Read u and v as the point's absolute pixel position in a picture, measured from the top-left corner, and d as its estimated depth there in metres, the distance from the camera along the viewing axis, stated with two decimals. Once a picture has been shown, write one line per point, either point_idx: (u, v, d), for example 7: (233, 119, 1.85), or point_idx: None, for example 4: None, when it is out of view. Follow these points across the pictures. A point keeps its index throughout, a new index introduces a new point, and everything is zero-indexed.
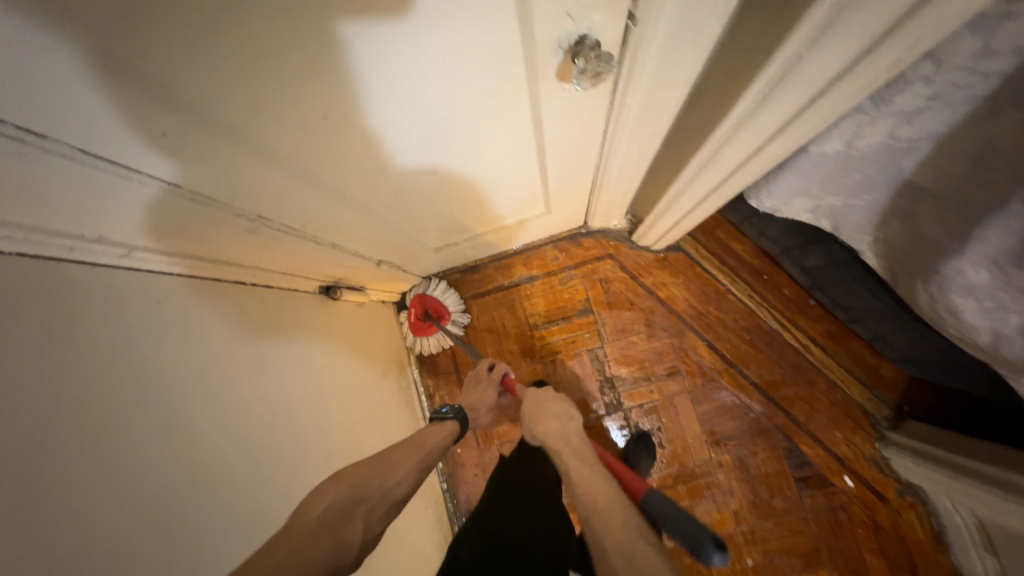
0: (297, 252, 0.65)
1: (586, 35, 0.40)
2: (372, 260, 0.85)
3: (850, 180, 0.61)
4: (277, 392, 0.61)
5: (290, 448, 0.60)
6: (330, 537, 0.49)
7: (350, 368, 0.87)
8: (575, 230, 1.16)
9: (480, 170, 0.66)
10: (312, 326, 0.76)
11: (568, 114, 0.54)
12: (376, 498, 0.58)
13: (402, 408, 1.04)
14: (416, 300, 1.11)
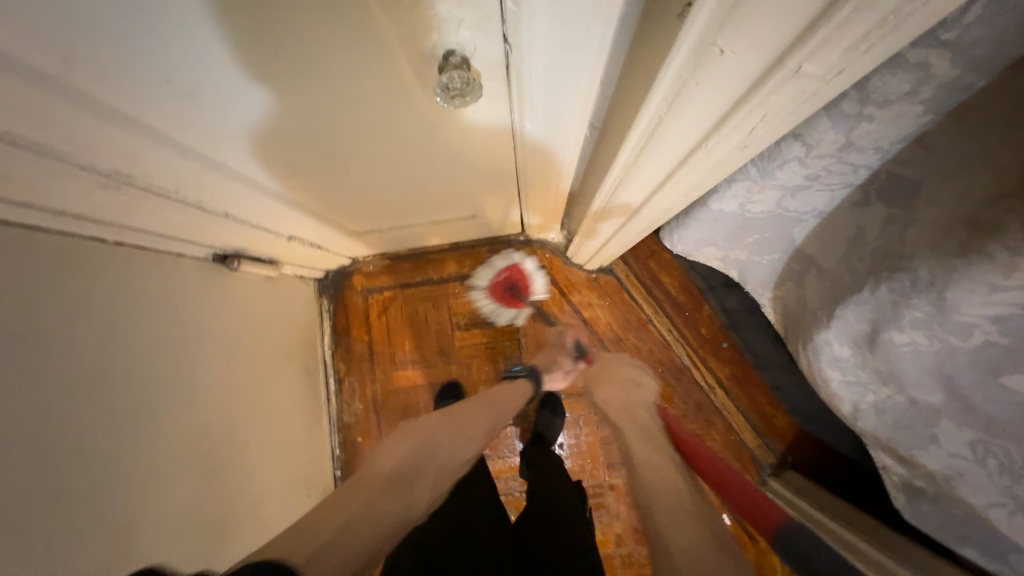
0: (175, 217, 0.60)
1: (453, 50, 0.37)
2: (281, 234, 0.80)
3: (751, 240, 0.62)
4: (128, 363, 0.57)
5: (127, 429, 0.56)
6: (400, 491, 0.58)
7: (241, 343, 0.82)
8: (513, 236, 1.14)
9: (391, 163, 0.62)
10: (196, 297, 0.71)
11: (473, 123, 0.51)
12: (440, 462, 0.68)
13: (301, 390, 1.01)
14: (512, 267, 1.11)
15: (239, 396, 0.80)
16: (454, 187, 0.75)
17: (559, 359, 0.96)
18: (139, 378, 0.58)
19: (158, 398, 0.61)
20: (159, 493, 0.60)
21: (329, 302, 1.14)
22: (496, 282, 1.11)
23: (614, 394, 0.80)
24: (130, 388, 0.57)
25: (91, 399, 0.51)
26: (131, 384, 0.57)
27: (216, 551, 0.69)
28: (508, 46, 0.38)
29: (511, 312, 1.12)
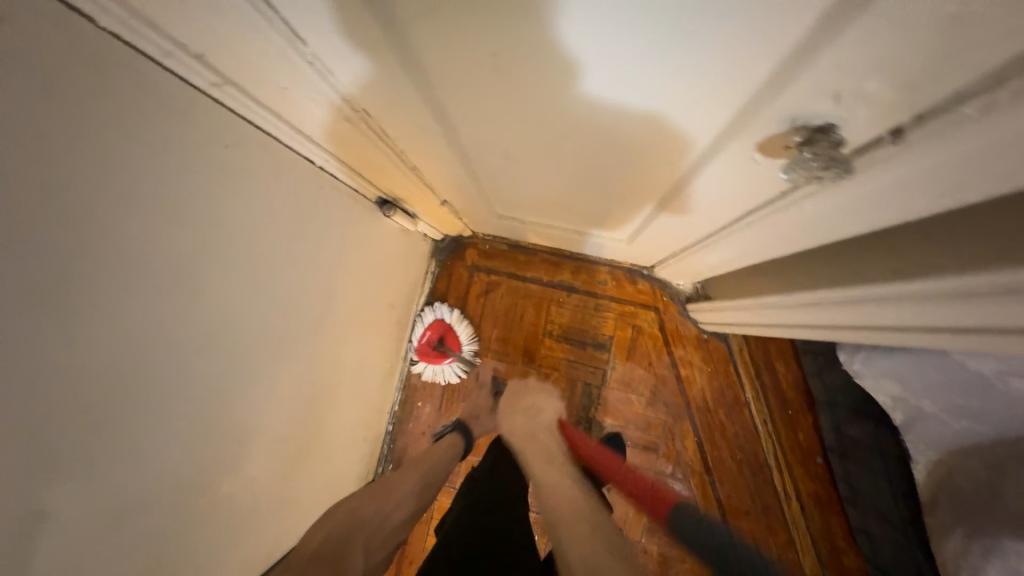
0: (376, 160, 0.60)
1: (835, 127, 0.31)
2: (439, 198, 0.80)
3: (962, 401, 0.58)
4: (286, 280, 0.59)
5: (269, 339, 0.58)
6: (337, 556, 0.52)
7: (363, 286, 0.82)
8: (637, 267, 1.09)
9: (596, 181, 0.58)
10: (347, 233, 0.72)
11: (729, 183, 0.46)
12: (374, 528, 0.60)
13: (390, 342, 1.02)
14: (431, 326, 1.08)
15: (347, 335, 0.81)
16: (632, 214, 0.71)
17: (484, 402, 0.94)
18: (283, 298, 0.59)
19: (296, 320, 0.63)
20: (266, 411, 0.62)
21: (436, 265, 1.15)
22: (423, 346, 1.06)
23: (520, 420, 0.77)
24: (273, 306, 0.58)
25: (245, 308, 0.52)
26: (280, 300, 0.58)
27: (291, 474, 0.71)
28: (883, 137, 0.31)
29: (444, 370, 1.06)
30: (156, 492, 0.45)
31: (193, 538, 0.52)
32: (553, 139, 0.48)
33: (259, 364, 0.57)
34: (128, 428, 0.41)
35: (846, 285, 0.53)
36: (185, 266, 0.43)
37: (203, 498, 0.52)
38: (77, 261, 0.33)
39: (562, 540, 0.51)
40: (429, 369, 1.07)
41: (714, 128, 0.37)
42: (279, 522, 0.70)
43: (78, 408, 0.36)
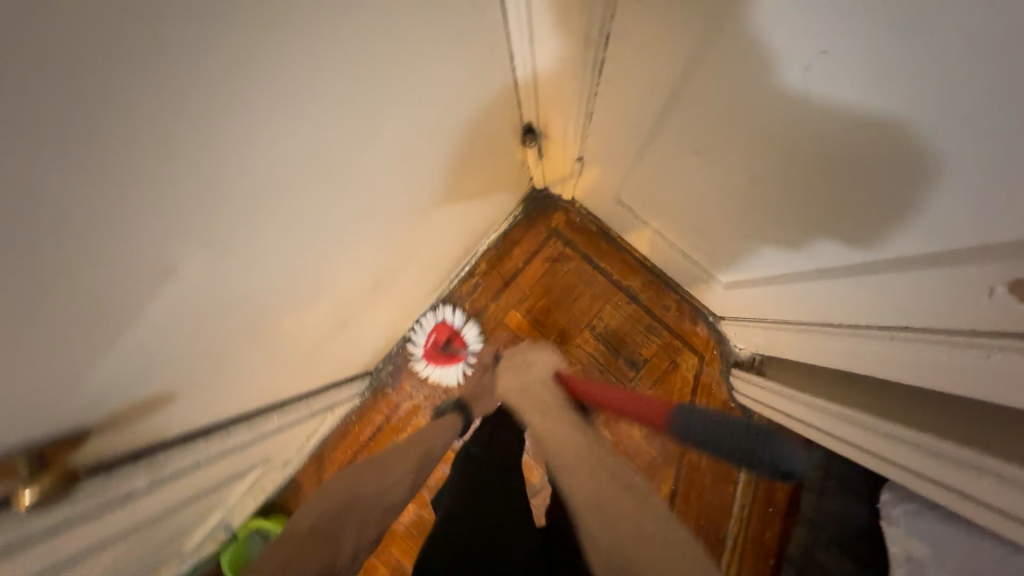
0: (571, 83, 0.58)
1: None
2: (580, 151, 0.77)
3: None
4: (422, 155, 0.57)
5: (384, 202, 0.57)
6: (322, 546, 0.51)
7: (466, 201, 0.81)
8: (707, 311, 1.06)
9: (766, 216, 0.54)
10: (482, 144, 0.69)
11: (920, 287, 0.43)
12: (374, 501, 0.61)
13: (454, 259, 1.01)
14: (437, 327, 1.10)
15: (431, 237, 0.80)
16: (760, 267, 0.68)
17: (481, 396, 0.88)
18: (410, 173, 0.57)
19: (406, 197, 0.61)
20: (345, 273, 0.61)
21: (522, 211, 1.12)
22: (430, 349, 1.09)
23: (511, 378, 0.80)
24: (401, 177, 0.56)
25: (381, 163, 0.50)
26: (411, 171, 0.57)
27: (332, 333, 0.72)
28: None
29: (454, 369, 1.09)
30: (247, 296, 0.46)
31: (242, 352, 0.53)
32: (769, 162, 0.45)
33: (364, 222, 0.57)
34: (256, 226, 0.40)
35: (924, 433, 0.51)
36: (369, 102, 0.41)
37: (270, 318, 0.52)
38: (310, 43, 0.31)
39: (562, 478, 0.57)
40: (435, 370, 1.10)
41: (962, 231, 0.35)
42: (299, 368, 0.71)
43: (236, 187, 0.35)
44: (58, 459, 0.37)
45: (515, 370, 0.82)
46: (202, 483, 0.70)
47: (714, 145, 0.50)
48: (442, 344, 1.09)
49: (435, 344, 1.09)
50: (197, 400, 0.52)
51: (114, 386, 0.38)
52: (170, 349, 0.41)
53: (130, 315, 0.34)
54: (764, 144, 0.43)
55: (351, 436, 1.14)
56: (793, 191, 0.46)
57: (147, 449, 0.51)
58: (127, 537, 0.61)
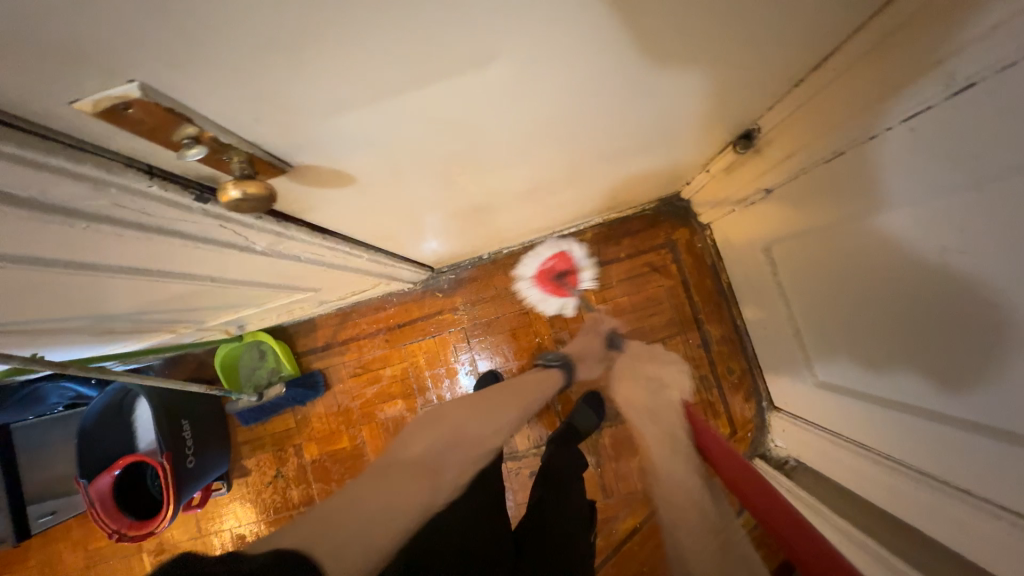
0: (839, 120, 0.54)
1: None
2: (772, 185, 0.73)
3: None
4: (667, 102, 0.53)
5: (610, 122, 0.54)
6: (430, 473, 0.56)
7: (636, 167, 0.77)
8: (764, 396, 1.03)
9: (942, 347, 0.50)
10: (702, 123, 0.64)
11: None
12: (475, 442, 0.66)
13: (573, 217, 0.98)
14: (556, 256, 1.11)
15: (586, 182, 0.76)
16: (873, 386, 0.66)
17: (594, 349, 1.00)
18: (644, 109, 0.54)
19: (621, 132, 0.58)
20: (519, 166, 0.58)
21: (653, 209, 1.08)
22: (547, 272, 1.10)
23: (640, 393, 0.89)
24: (636, 108, 0.52)
25: (648, 82, 0.46)
26: (644, 109, 0.53)
27: (464, 216, 0.71)
28: None
29: (558, 300, 1.10)
30: (462, 134, 0.43)
31: (413, 184, 0.51)
32: (950, 285, 0.46)
33: (582, 132, 0.54)
34: (538, 75, 0.37)
35: None
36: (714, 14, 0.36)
37: (456, 167, 0.51)
38: None
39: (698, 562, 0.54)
40: (541, 296, 1.10)
41: None
42: (419, 228, 0.70)
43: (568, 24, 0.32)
44: (261, 171, 0.35)
45: (648, 389, 0.89)
46: (273, 274, 0.70)
47: (968, 265, 0.44)
48: (562, 272, 1.11)
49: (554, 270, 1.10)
50: (353, 201, 0.50)
51: (337, 139, 0.36)
52: (388, 135, 0.39)
53: (400, 83, 0.32)
54: (994, 291, 0.42)
55: (382, 314, 1.14)
56: (1011, 351, 0.42)
57: (291, 217, 0.49)
58: (202, 280, 0.61)
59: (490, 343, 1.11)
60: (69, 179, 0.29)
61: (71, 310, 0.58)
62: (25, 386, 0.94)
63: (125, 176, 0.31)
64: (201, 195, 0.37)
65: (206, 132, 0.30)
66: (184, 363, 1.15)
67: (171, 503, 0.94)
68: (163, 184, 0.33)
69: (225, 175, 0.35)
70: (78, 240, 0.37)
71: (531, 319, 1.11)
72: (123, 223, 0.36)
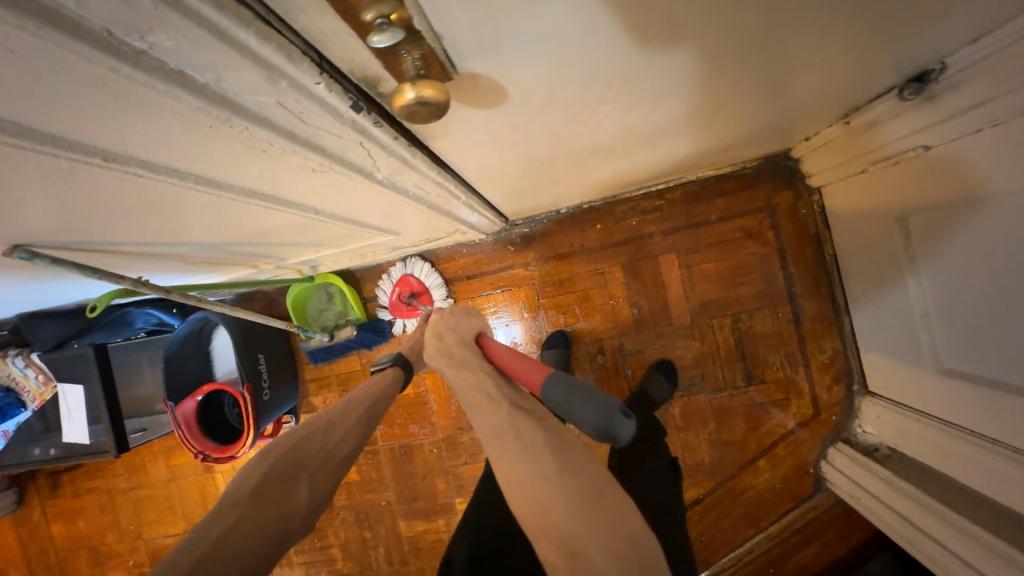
0: None
1: None
2: (937, 141, 0.62)
3: None
4: (855, 29, 0.44)
5: (785, 50, 0.46)
6: (279, 498, 0.52)
7: (765, 114, 0.68)
8: (857, 379, 0.96)
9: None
10: (873, 59, 0.54)
11: None
12: (317, 461, 0.56)
13: (668, 172, 0.90)
14: (399, 283, 1.10)
15: (709, 129, 0.68)
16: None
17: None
18: (830, 35, 0.45)
19: (786, 64, 0.50)
20: (658, 97, 0.50)
21: (754, 168, 0.97)
22: (394, 302, 1.08)
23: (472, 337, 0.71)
24: (829, 27, 0.43)
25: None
26: (832, 35, 0.44)
27: (575, 158, 0.65)
28: None
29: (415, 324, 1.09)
30: (638, 45, 0.36)
31: (555, 110, 0.45)
32: None
33: (750, 58, 0.46)
34: None
35: None
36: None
37: (605, 92, 0.44)
38: None
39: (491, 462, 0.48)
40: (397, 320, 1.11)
41: None
42: (525, 168, 0.65)
43: None
44: (433, 73, 0.30)
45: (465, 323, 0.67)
46: (368, 212, 0.67)
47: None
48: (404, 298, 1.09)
49: (400, 296, 1.09)
50: (489, 128, 0.45)
51: (521, 35, 0.30)
52: (570, 38, 0.32)
53: None
54: None
55: (451, 264, 1.11)
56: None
57: (418, 141, 0.45)
58: (307, 211, 0.59)
59: (560, 302, 1.07)
60: (251, 63, 0.24)
61: (181, 234, 0.58)
62: (117, 309, 0.99)
63: (301, 68, 0.26)
64: (357, 102, 0.32)
65: (401, 12, 0.25)
66: (255, 299, 1.17)
67: (251, 431, 0.97)
68: (331, 82, 0.29)
69: (391, 78, 0.30)
70: (214, 149, 0.34)
71: (606, 280, 1.05)
72: (277, 129, 0.32)
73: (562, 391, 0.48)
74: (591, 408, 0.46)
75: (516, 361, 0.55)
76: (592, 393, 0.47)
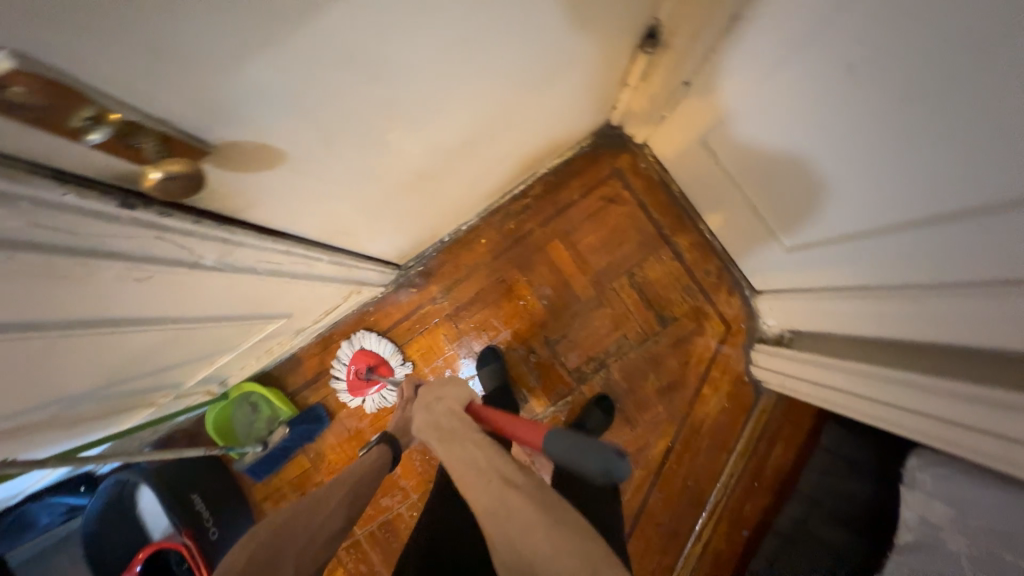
0: None
1: None
2: (687, 77, 0.75)
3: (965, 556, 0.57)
4: (570, 20, 0.55)
5: (526, 50, 0.55)
6: None
7: (560, 102, 0.78)
8: (745, 284, 1.07)
9: (857, 164, 0.53)
10: (607, 35, 0.66)
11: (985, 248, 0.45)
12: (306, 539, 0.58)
13: (515, 172, 0.99)
14: (354, 358, 1.07)
15: (521, 125, 0.77)
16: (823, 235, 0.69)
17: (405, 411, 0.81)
18: (554, 29, 0.55)
19: (541, 59, 0.60)
20: (449, 113, 0.57)
21: (591, 144, 1.09)
22: (354, 380, 1.06)
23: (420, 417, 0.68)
24: (547, 24, 0.52)
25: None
26: (552, 29, 0.54)
27: (412, 186, 0.69)
28: None
29: (377, 397, 1.07)
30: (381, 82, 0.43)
31: (346, 151, 0.50)
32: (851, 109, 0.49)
33: (502, 65, 0.54)
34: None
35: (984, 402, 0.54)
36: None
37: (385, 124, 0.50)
38: None
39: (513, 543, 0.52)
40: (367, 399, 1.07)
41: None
42: (375, 211, 0.70)
43: None
44: (186, 154, 0.34)
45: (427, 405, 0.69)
46: (236, 304, 0.67)
47: (866, 81, 0.45)
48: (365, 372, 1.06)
49: (359, 371, 1.06)
50: (293, 182, 0.48)
51: (248, 95, 0.34)
52: (299, 83, 0.37)
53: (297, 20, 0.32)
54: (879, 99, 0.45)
55: (363, 326, 1.11)
56: (918, 151, 0.45)
57: (230, 219, 0.48)
58: (165, 325, 0.58)
59: (478, 321, 1.11)
60: None
61: (33, 396, 0.54)
62: (10, 513, 0.88)
63: (37, 185, 0.29)
64: (125, 199, 0.35)
65: (112, 112, 0.28)
66: (175, 440, 1.09)
67: None
68: (80, 189, 0.31)
69: (142, 167, 0.33)
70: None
71: (510, 285, 1.10)
72: (53, 249, 0.34)
73: (557, 446, 0.56)
74: (592, 459, 0.53)
75: (517, 422, 0.64)
76: (580, 440, 0.55)
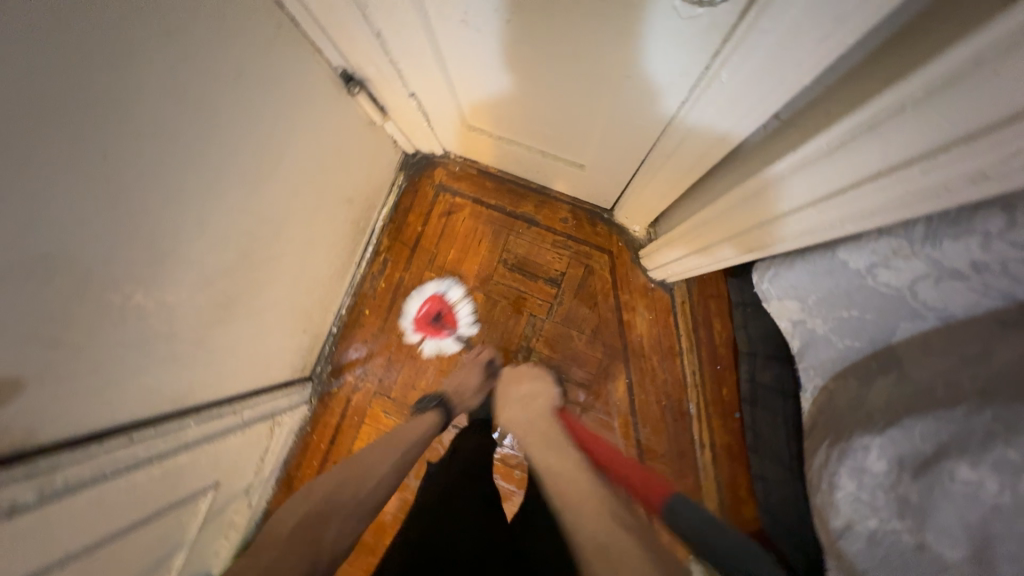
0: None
1: None
2: (406, 88, 0.83)
3: (846, 318, 0.64)
4: (249, 119, 0.61)
5: (233, 161, 0.61)
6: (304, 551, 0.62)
7: (326, 167, 0.84)
8: (599, 209, 1.12)
9: (555, 59, 0.61)
10: (308, 100, 0.73)
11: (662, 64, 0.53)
12: (353, 507, 0.69)
13: (347, 238, 1.03)
14: (428, 300, 1.13)
15: (303, 208, 0.82)
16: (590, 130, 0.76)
17: (470, 382, 0.99)
18: (243, 134, 0.61)
19: (259, 156, 0.66)
20: (203, 244, 0.62)
21: (405, 178, 1.16)
22: (423, 317, 1.13)
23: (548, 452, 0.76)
24: (228, 134, 0.59)
25: (202, 111, 0.54)
26: (240, 132, 0.61)
27: (225, 316, 0.73)
28: None
29: (437, 343, 1.12)
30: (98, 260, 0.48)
31: (110, 329, 0.54)
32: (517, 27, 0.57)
33: (217, 187, 0.60)
34: (88, 176, 0.44)
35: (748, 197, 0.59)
36: (125, 28, 0.42)
37: (138, 288, 0.55)
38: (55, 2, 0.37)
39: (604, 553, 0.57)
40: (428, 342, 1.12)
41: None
42: (210, 354, 0.73)
43: (60, 129, 0.40)
44: None
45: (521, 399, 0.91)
46: (149, 504, 0.69)
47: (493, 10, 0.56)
48: (434, 315, 1.12)
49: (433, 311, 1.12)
50: (74, 380, 0.52)
51: None
52: (7, 312, 0.42)
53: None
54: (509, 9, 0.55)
55: (312, 447, 1.12)
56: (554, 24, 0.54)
57: (24, 453, 0.50)
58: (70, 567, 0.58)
59: (402, 380, 1.12)
60: None
61: None
62: None
63: None
64: None
65: None
66: None
67: None
68: None
69: None
70: None
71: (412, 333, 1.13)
72: None
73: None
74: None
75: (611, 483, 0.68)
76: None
